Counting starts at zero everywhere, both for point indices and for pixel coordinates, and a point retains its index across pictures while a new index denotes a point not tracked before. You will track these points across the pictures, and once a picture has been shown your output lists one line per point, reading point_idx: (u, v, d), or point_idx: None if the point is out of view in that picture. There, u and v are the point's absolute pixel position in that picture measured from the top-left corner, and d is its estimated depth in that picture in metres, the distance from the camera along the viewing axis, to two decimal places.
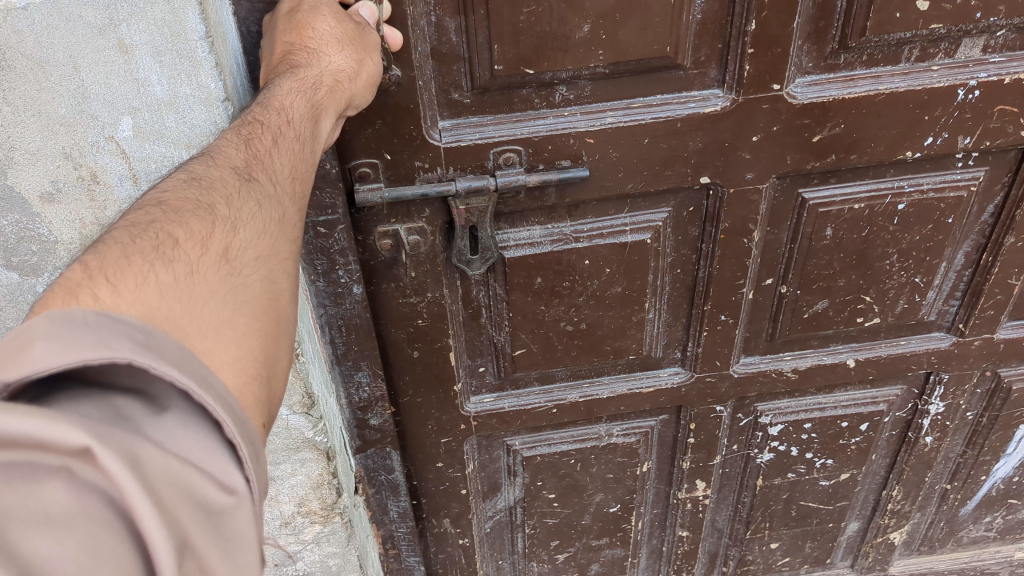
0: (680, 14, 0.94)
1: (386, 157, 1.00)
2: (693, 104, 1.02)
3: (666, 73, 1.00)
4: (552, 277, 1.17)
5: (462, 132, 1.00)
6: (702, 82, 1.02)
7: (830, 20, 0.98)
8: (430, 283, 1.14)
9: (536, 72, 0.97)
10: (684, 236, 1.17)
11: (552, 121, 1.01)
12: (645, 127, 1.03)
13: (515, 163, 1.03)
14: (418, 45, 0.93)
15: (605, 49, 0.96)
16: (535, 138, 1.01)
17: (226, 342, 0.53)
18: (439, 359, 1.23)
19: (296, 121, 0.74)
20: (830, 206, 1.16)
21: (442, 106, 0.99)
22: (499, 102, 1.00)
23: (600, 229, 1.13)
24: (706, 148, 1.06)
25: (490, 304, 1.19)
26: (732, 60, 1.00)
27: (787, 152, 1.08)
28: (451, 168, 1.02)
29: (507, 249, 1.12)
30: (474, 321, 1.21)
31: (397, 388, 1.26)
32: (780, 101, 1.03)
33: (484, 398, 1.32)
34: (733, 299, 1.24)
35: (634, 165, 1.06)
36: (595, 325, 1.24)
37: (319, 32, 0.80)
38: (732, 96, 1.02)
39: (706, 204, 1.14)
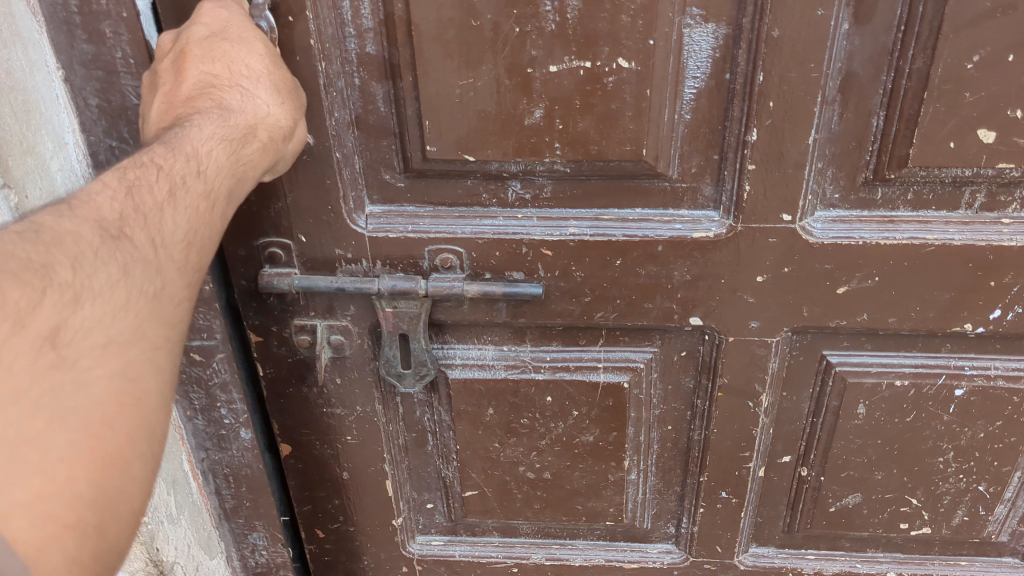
0: (660, 111, 0.75)
1: (301, 239, 0.84)
2: (680, 225, 0.82)
3: (643, 184, 0.81)
4: (506, 410, 0.97)
5: (393, 221, 0.84)
6: (693, 199, 0.82)
7: (862, 141, 0.77)
8: (360, 395, 0.97)
9: (477, 159, 0.79)
10: (674, 385, 0.95)
11: (502, 222, 0.83)
12: (616, 246, 0.83)
13: (455, 267, 0.85)
14: (335, 110, 0.77)
15: (563, 142, 0.77)
16: (479, 240, 0.83)
17: (21, 475, 0.44)
18: (373, 484, 1.05)
19: (210, 174, 0.63)
20: (863, 379, 0.91)
21: (368, 187, 0.83)
22: (439, 191, 0.82)
23: (566, 361, 0.94)
24: (696, 282, 0.85)
25: (437, 429, 1.01)
26: (729, 177, 0.79)
27: (802, 302, 0.86)
28: (379, 263, 0.86)
29: (452, 367, 0.95)
30: (419, 447, 1.03)
31: (325, 511, 1.08)
32: (791, 236, 0.81)
33: (433, 540, 1.12)
34: (736, 474, 1.01)
35: (605, 290, 0.86)
36: (563, 477, 1.02)
37: (252, 71, 0.68)
38: (730, 222, 0.81)
39: (701, 350, 0.92)
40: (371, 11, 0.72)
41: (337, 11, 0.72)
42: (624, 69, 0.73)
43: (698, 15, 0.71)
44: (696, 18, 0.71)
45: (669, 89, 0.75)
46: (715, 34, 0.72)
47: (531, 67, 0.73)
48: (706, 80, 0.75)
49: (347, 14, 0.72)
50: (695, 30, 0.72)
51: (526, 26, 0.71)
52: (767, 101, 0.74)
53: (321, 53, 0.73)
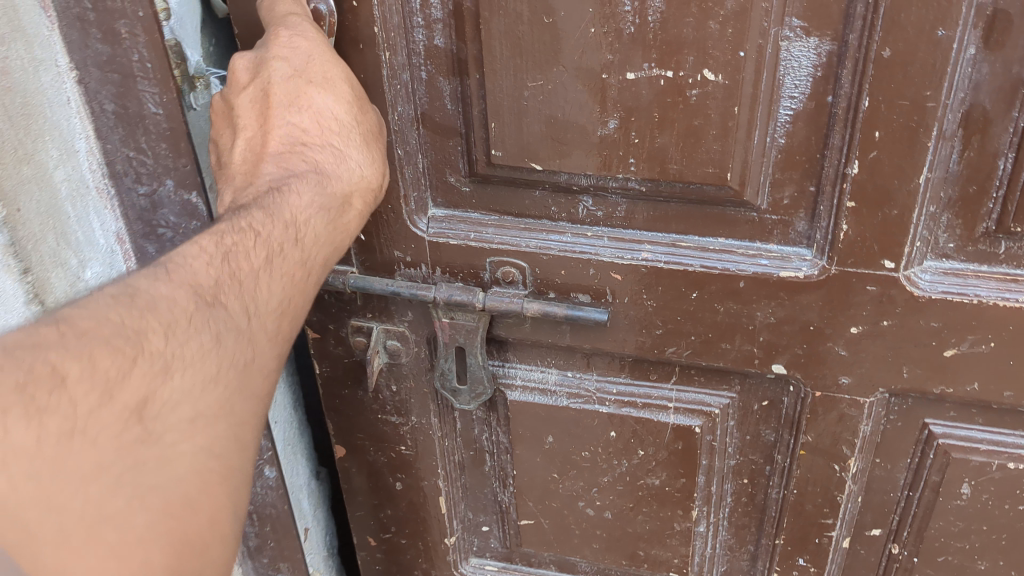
0: (749, 132, 0.67)
1: (360, 237, 0.80)
2: (767, 261, 0.74)
3: (727, 212, 0.73)
4: (567, 440, 0.90)
5: (455, 227, 0.79)
6: (784, 233, 0.73)
7: (985, 186, 0.66)
8: (415, 405, 0.92)
9: (546, 168, 0.72)
10: (753, 436, 0.86)
11: (570, 238, 0.77)
12: (692, 276, 0.75)
13: (517, 282, 0.80)
14: (398, 104, 0.72)
15: (639, 157, 0.70)
16: (544, 256, 0.77)
17: (100, 556, 0.46)
18: (426, 498, 1.00)
19: (306, 242, 0.63)
20: (971, 457, 0.79)
21: (433, 189, 0.78)
22: (505, 200, 0.77)
23: (633, 395, 0.87)
24: (780, 326, 0.76)
25: (495, 451, 0.95)
26: (825, 213, 0.70)
27: (902, 362, 0.75)
28: (438, 270, 0.81)
29: (512, 388, 0.89)
30: (477, 467, 0.97)
31: (377, 519, 1.04)
32: (892, 285, 0.71)
33: (487, 564, 1.06)
34: (816, 542, 0.90)
35: (679, 324, 0.78)
36: (624, 519, 0.95)
37: (343, 124, 0.66)
38: (823, 262, 0.72)
39: (784, 402, 0.83)
40: (441, 1, 0.67)
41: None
42: (709, 81, 0.65)
43: (798, 27, 0.63)
44: (796, 31, 0.63)
45: (761, 109, 0.66)
46: (818, 49, 0.63)
47: (606, 73, 0.66)
48: (804, 102, 0.66)
49: (415, 3, 0.68)
50: (793, 44, 0.63)
51: (604, 27, 0.64)
52: (871, 131, 0.64)
53: (386, 43, 0.69)
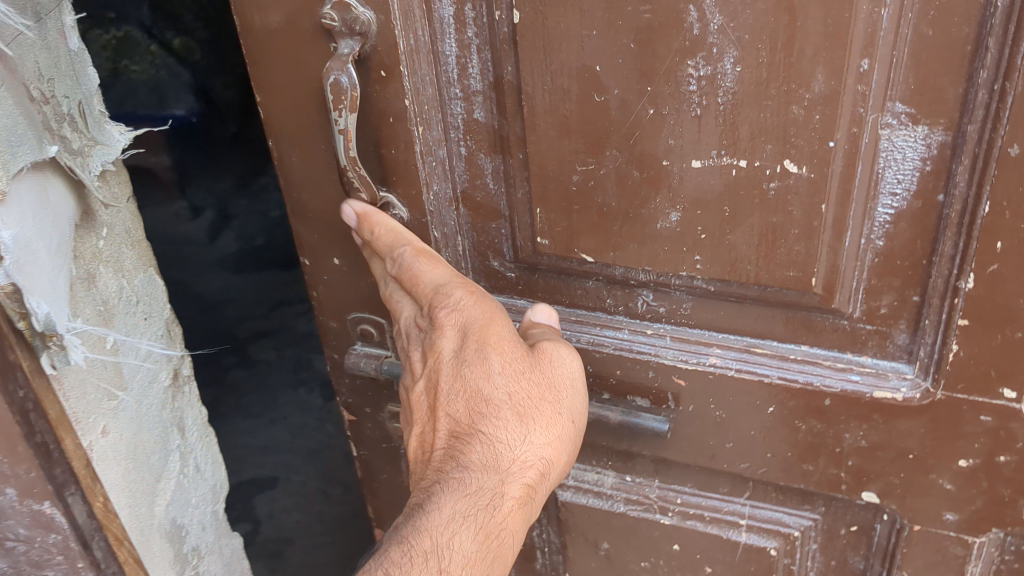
0: (838, 232, 0.56)
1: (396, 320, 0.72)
2: (859, 377, 0.62)
3: (812, 318, 0.62)
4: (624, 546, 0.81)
5: None
6: (880, 345, 0.61)
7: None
8: None
9: (598, 261, 0.63)
10: (839, 562, 0.73)
11: (627, 335, 0.68)
12: (768, 389, 0.64)
13: None
14: (434, 183, 0.64)
15: (706, 255, 0.60)
16: (598, 354, 0.69)
17: None
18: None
19: (449, 564, 0.56)
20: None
21: (476, 272, 0.69)
22: (556, 289, 0.68)
23: (700, 508, 0.76)
24: (874, 449, 0.64)
25: (545, 549, 0.87)
26: (931, 328, 0.58)
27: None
28: None
29: (563, 488, 0.81)
30: (527, 561, 0.89)
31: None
32: (1013, 418, 0.58)
33: None
34: None
35: (752, 439, 0.68)
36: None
37: (495, 403, 0.60)
38: (926, 385, 0.60)
39: (877, 529, 0.70)
40: (479, 71, 0.59)
41: (439, 67, 0.59)
42: (791, 173, 0.54)
43: (903, 113, 0.52)
44: (899, 117, 0.52)
45: (855, 206, 0.55)
46: (928, 139, 0.52)
47: (666, 159, 0.56)
48: (909, 200, 0.55)
49: (453, 72, 0.59)
50: (896, 133, 0.52)
51: (664, 108, 0.54)
52: (993, 241, 0.52)
53: (419, 117, 0.60)
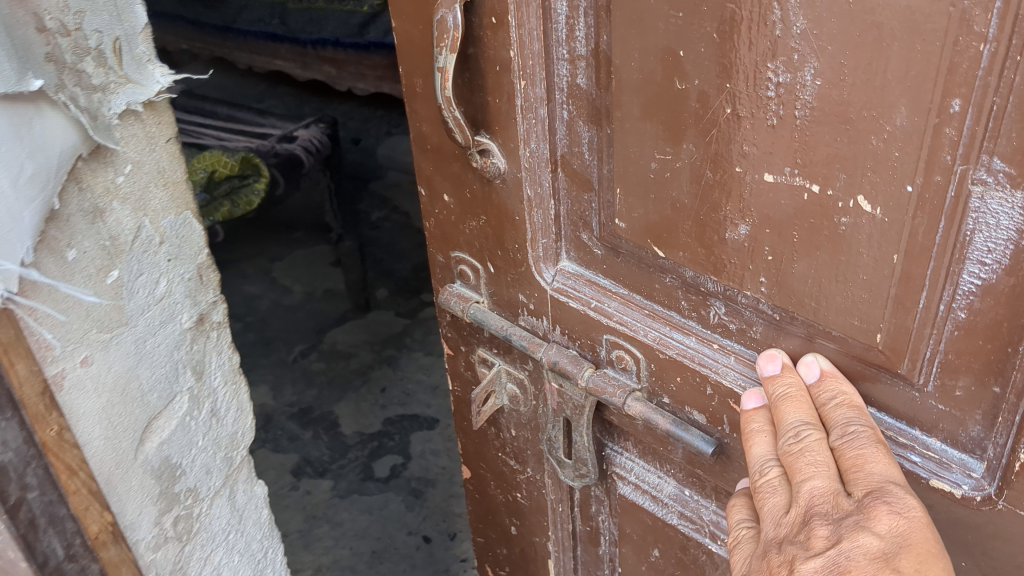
0: (906, 288, 0.50)
1: (490, 269, 0.70)
2: (919, 458, 0.55)
3: (878, 380, 0.54)
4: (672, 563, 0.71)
5: (580, 288, 0.65)
6: (953, 431, 0.53)
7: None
8: (531, 457, 0.78)
9: (669, 259, 0.59)
10: None
11: (694, 344, 0.60)
12: None
13: (630, 372, 0.65)
14: (531, 142, 0.61)
15: (768, 276, 0.54)
16: (661, 356, 0.62)
17: None
18: (538, 553, 0.85)
19: None
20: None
21: (566, 241, 0.65)
22: (637, 276, 0.62)
23: None
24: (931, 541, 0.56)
25: (610, 537, 0.76)
26: (1002, 426, 0.50)
27: None
28: (556, 329, 0.68)
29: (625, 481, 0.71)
30: (591, 544, 0.78)
31: (493, 552, 0.93)
32: None
33: None
34: None
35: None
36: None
37: None
38: (987, 489, 0.52)
39: None
40: (585, 36, 0.55)
41: (550, 24, 0.56)
42: (863, 212, 0.48)
43: (1001, 172, 0.43)
44: (996, 175, 0.43)
45: (933, 264, 0.48)
46: None
47: (739, 166, 0.52)
48: (1001, 274, 0.46)
49: (562, 32, 0.56)
50: (990, 193, 0.44)
51: (741, 110, 0.50)
52: None
53: (522, 72, 0.58)
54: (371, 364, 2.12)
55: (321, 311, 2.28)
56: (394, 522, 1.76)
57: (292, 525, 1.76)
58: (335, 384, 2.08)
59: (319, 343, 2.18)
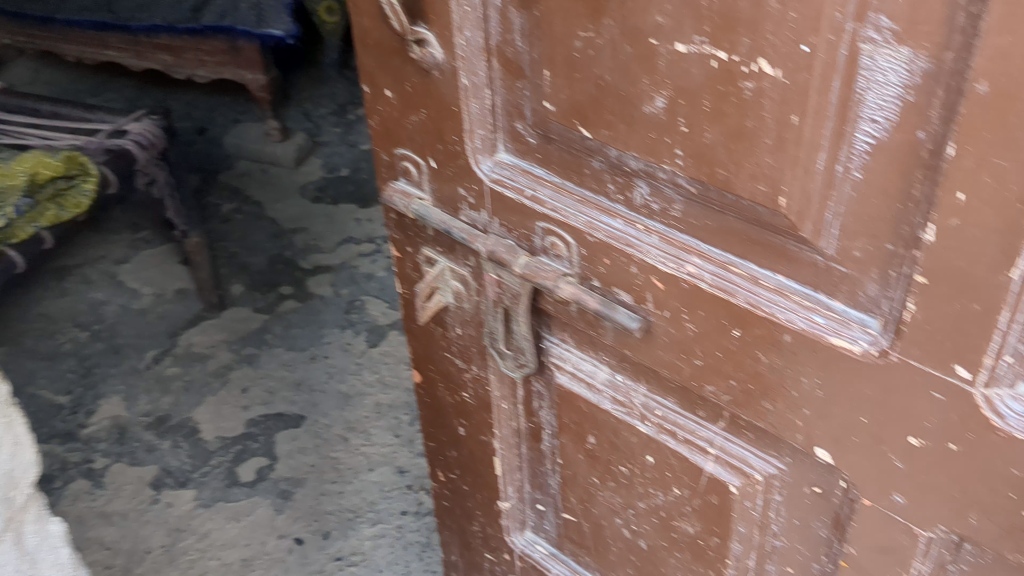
0: (804, 149, 0.53)
1: (432, 164, 0.73)
2: (824, 319, 0.58)
3: (787, 248, 0.58)
4: (605, 448, 0.77)
5: (515, 177, 0.69)
6: (850, 294, 0.57)
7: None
8: (475, 355, 0.81)
9: (595, 139, 0.62)
10: (802, 524, 0.69)
11: (621, 226, 0.65)
12: (732, 309, 0.62)
13: (563, 258, 0.69)
14: (464, 27, 0.63)
15: (686, 149, 0.58)
16: (591, 238, 0.66)
17: None
18: (482, 454, 0.90)
19: None
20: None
21: (503, 132, 0.68)
22: (568, 163, 0.66)
23: (677, 421, 0.70)
24: (835, 399, 0.61)
25: (551, 430, 0.82)
26: (895, 281, 0.54)
27: (969, 502, 0.57)
28: (496, 221, 0.71)
29: (563, 371, 0.76)
30: (533, 440, 0.84)
31: (445, 457, 0.97)
32: (966, 401, 0.54)
33: (540, 546, 0.94)
34: None
35: (718, 361, 0.65)
36: (658, 555, 0.81)
37: None
38: (882, 345, 0.56)
39: (837, 497, 0.65)
40: None
41: None
42: (766, 75, 0.52)
43: (888, 29, 0.46)
44: (883, 33, 0.46)
45: (831, 124, 0.51)
46: (911, 64, 0.47)
47: (655, 38, 0.55)
48: (890, 131, 0.49)
49: None
50: (879, 51, 0.47)
51: None
52: (957, 193, 0.48)
53: None
54: (230, 364, 2.07)
55: (173, 312, 2.22)
56: (264, 527, 1.72)
57: (154, 541, 1.70)
58: (192, 389, 2.02)
59: (173, 347, 2.11)
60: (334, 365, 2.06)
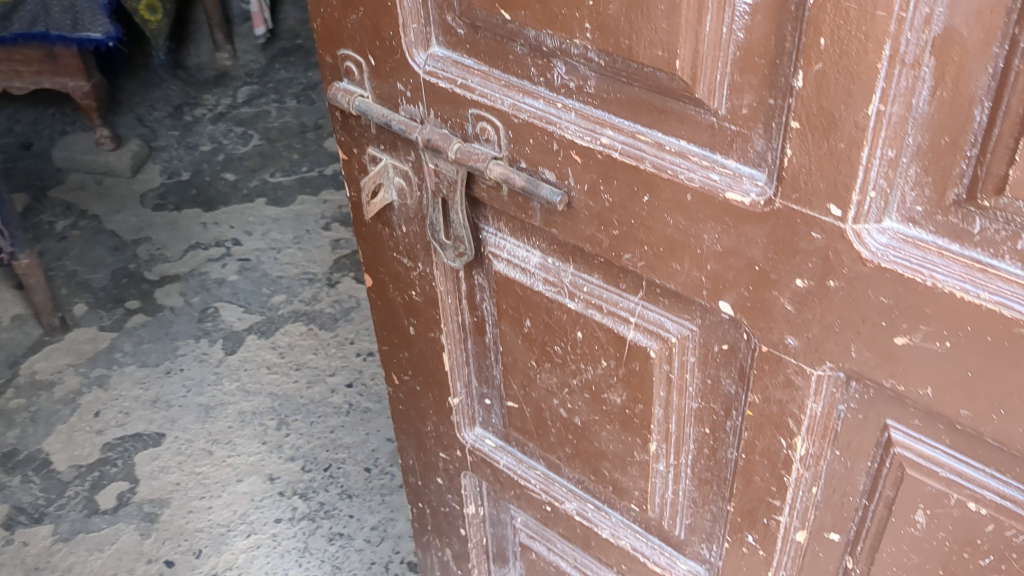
0: (693, 14, 0.61)
1: (371, 62, 0.82)
2: (719, 177, 0.66)
3: (687, 111, 0.66)
4: (541, 329, 0.85)
5: (448, 67, 0.77)
6: (742, 149, 0.65)
7: (958, 139, 0.55)
8: (420, 251, 0.91)
9: (515, 22, 0.71)
10: (714, 382, 0.77)
11: (542, 106, 0.73)
12: (640, 175, 0.69)
13: (492, 142, 0.77)
14: None
15: (593, 22, 0.66)
16: (516, 118, 0.74)
17: None
18: (430, 351, 0.99)
19: None
20: (927, 483, 0.67)
21: (435, 26, 0.77)
22: (495, 51, 0.74)
23: (602, 294, 0.79)
24: (733, 253, 0.68)
25: (492, 320, 0.91)
26: (777, 132, 0.62)
27: (848, 335, 0.65)
28: (431, 112, 0.80)
29: (500, 258, 0.85)
30: (478, 334, 0.93)
31: (397, 360, 1.05)
32: (838, 235, 0.61)
33: (488, 440, 1.02)
34: (764, 522, 0.79)
35: (632, 229, 0.72)
36: (589, 430, 0.89)
37: None
38: (768, 194, 0.64)
39: (743, 349, 0.73)
40: None
41: None
42: None
43: None
44: None
45: None
46: None
47: None
48: None
49: None
50: None
51: None
52: (819, 38, 0.56)
53: None
54: (78, 390, 2.06)
55: (12, 339, 2.19)
56: (131, 552, 1.74)
57: None
58: (40, 418, 1.99)
59: (14, 377, 2.09)
60: (191, 378, 2.10)
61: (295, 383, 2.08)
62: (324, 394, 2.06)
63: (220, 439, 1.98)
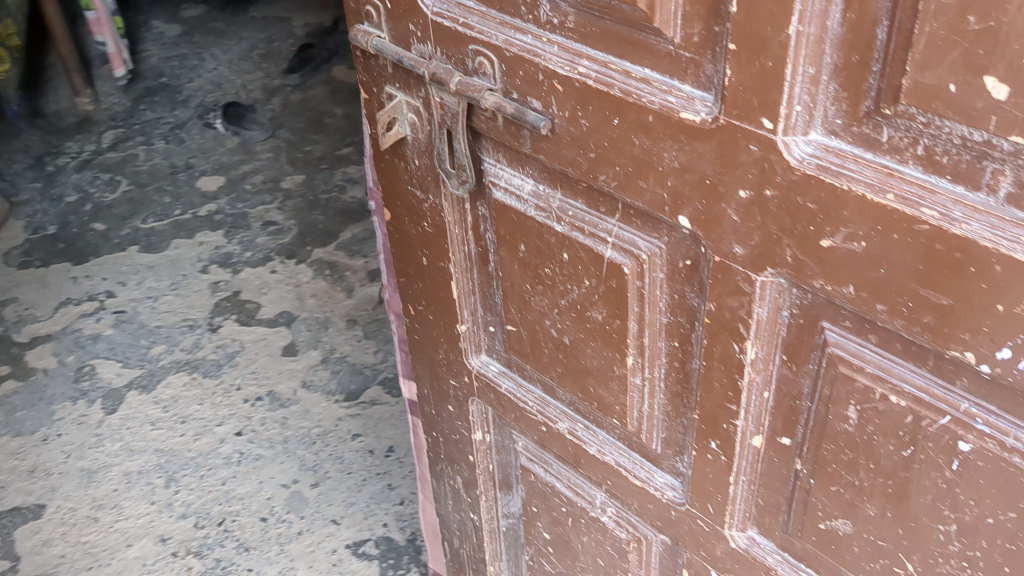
0: None
1: (387, 5, 0.93)
2: (675, 99, 0.74)
3: (648, 41, 0.75)
4: (534, 252, 0.96)
5: (454, 8, 0.88)
6: (695, 74, 0.73)
7: (866, 56, 0.62)
8: (430, 184, 1.03)
9: None
10: (680, 296, 0.85)
11: (531, 41, 0.83)
12: (611, 100, 0.78)
13: (489, 75, 0.87)
14: None
15: None
16: (508, 52, 0.84)
17: None
18: (439, 279, 1.11)
19: None
20: (855, 378, 0.73)
21: None
22: None
23: (584, 216, 0.89)
24: (687, 171, 0.76)
25: (493, 248, 1.02)
26: (721, 56, 0.70)
27: (784, 239, 0.72)
28: (438, 50, 0.91)
29: (498, 186, 0.97)
30: (482, 263, 1.05)
31: (414, 290, 1.18)
32: (770, 147, 0.69)
33: (493, 365, 1.14)
34: (724, 429, 0.87)
35: (605, 151, 0.81)
36: (576, 348, 0.99)
37: None
38: (714, 112, 0.71)
39: (702, 262, 0.81)
40: None
41: None
42: None
43: None
44: None
45: None
46: None
47: None
48: None
49: None
50: None
51: None
52: None
53: None
54: None
55: None
56: None
57: None
58: None
59: None
60: (71, 443, 2.07)
61: (181, 437, 2.06)
62: (213, 447, 2.04)
63: (106, 501, 1.93)
